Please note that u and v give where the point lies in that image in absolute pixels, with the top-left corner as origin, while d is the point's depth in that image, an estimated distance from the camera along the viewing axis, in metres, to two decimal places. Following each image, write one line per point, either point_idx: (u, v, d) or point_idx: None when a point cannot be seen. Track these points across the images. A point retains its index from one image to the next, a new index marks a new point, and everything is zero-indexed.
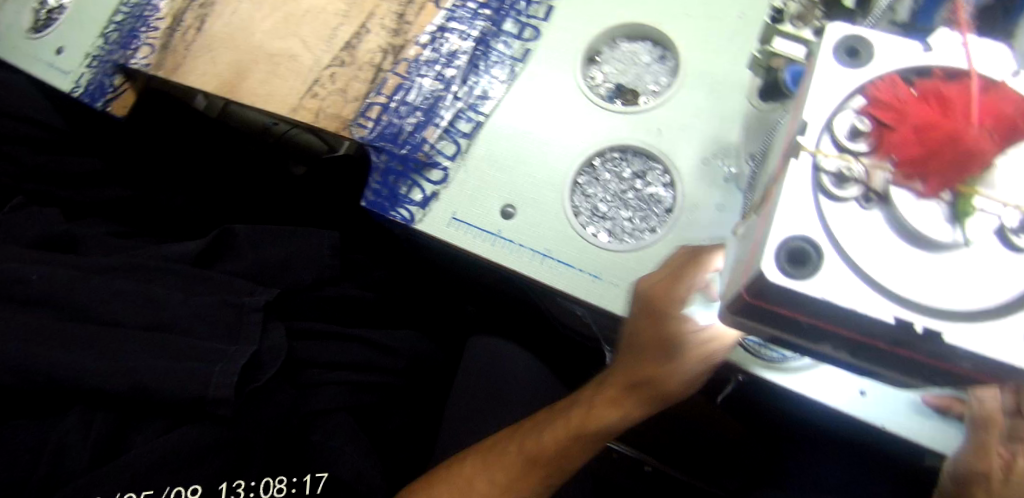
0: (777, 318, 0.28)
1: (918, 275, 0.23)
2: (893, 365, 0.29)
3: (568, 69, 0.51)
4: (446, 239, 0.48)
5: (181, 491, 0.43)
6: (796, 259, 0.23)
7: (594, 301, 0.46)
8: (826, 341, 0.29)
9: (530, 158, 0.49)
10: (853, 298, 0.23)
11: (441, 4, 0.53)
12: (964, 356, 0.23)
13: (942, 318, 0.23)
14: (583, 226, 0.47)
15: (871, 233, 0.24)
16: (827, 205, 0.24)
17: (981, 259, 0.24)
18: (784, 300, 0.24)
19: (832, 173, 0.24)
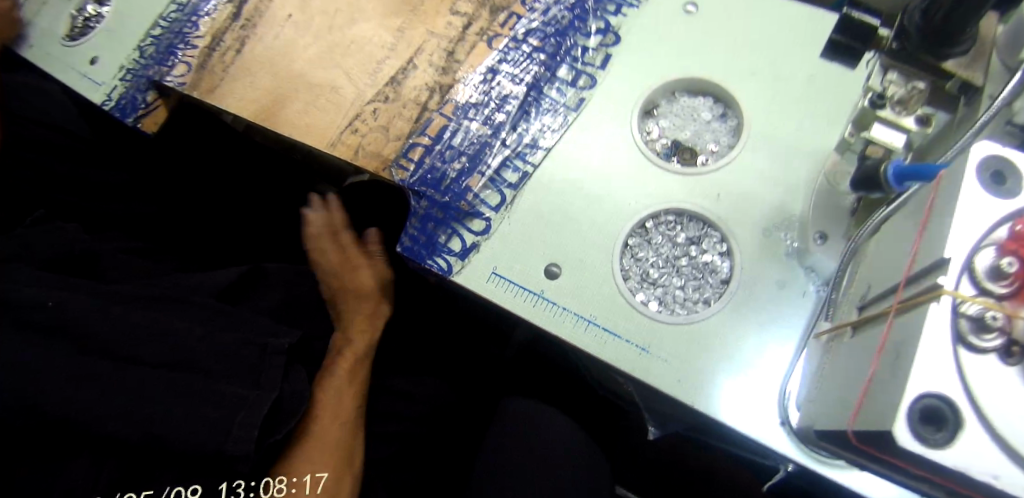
0: (879, 461, 0.24)
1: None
2: None
3: (623, 122, 0.48)
4: (483, 293, 0.45)
5: (182, 490, 0.45)
6: (927, 418, 0.20)
7: (641, 376, 0.42)
8: (927, 483, 0.25)
9: (580, 216, 0.46)
10: (991, 467, 0.20)
11: (493, 45, 0.51)
12: None
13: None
14: (632, 292, 0.44)
15: (1010, 390, 0.21)
16: (965, 356, 0.21)
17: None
18: (907, 457, 0.21)
19: (971, 317, 0.21)
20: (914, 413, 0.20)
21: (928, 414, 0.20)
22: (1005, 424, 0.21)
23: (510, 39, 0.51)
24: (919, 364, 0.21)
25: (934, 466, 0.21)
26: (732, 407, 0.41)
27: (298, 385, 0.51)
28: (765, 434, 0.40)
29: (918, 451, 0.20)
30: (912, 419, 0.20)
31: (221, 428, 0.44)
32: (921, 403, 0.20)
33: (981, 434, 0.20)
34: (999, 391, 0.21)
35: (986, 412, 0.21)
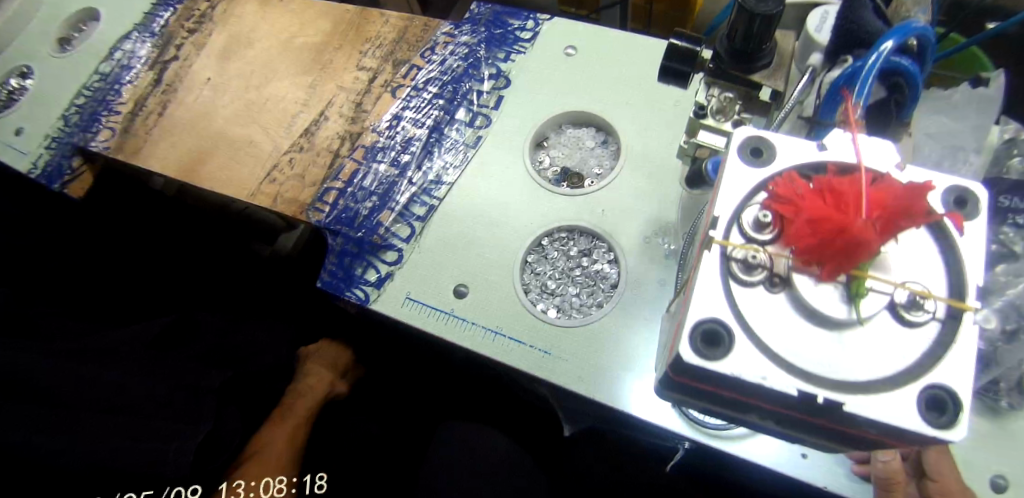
0: (711, 398, 0.28)
1: (839, 360, 0.22)
2: (815, 432, 0.26)
3: (517, 154, 0.54)
4: (401, 318, 0.49)
5: (182, 491, 0.50)
6: (700, 336, 0.22)
7: (545, 376, 0.46)
8: (753, 411, 0.27)
9: (484, 239, 0.51)
10: (762, 374, 0.22)
11: (397, 94, 0.57)
12: (867, 423, 0.22)
13: (867, 399, 0.21)
14: (533, 302, 0.49)
15: (777, 317, 0.23)
16: (735, 290, 0.23)
17: (887, 330, 0.23)
18: (698, 372, 0.24)
19: (739, 260, 0.24)
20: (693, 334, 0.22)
21: (703, 334, 0.22)
22: (778, 342, 0.22)
23: (412, 89, 0.57)
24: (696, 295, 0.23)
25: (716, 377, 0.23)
26: (633, 394, 0.45)
27: (233, 425, 0.54)
28: (657, 416, 0.44)
29: (694, 365, 0.22)
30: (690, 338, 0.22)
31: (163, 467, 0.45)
32: (700, 326, 0.23)
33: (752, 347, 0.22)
34: (769, 315, 0.23)
35: (756, 330, 0.23)
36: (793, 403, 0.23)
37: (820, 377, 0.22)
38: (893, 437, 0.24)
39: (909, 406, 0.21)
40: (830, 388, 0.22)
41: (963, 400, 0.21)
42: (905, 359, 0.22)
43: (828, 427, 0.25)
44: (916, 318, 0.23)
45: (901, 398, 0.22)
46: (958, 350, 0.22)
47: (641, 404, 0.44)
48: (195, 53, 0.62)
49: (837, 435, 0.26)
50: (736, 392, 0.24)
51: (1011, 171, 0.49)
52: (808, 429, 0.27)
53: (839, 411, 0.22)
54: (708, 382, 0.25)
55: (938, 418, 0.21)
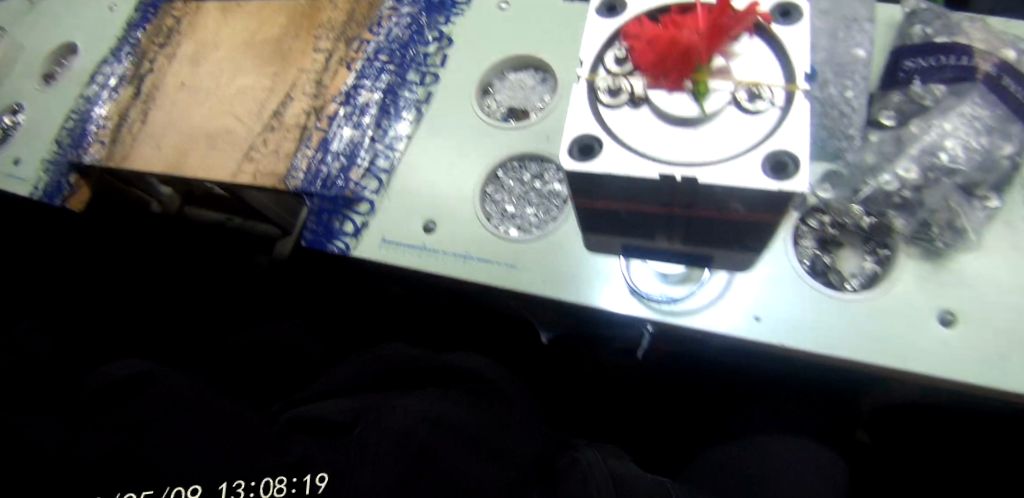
0: (635, 223, 0.38)
1: (690, 150, 0.31)
2: (705, 229, 0.36)
3: (466, 101, 0.58)
4: (380, 259, 0.54)
5: (181, 491, 0.42)
6: (582, 149, 0.31)
7: (515, 287, 0.50)
8: (657, 221, 0.37)
9: (442, 179, 0.55)
10: (630, 167, 0.30)
11: (351, 67, 0.62)
12: (719, 192, 0.30)
13: (715, 170, 0.30)
14: (496, 226, 0.53)
15: (639, 126, 0.32)
16: (605, 112, 0.33)
17: (733, 120, 0.31)
18: (603, 191, 0.34)
19: (606, 90, 0.33)
20: (572, 147, 0.31)
21: (583, 147, 0.31)
22: (644, 147, 0.31)
23: (365, 60, 0.62)
24: (574, 121, 0.32)
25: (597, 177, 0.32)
26: (598, 289, 0.49)
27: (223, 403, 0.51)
28: (620, 306, 0.48)
29: (576, 170, 0.31)
30: (570, 150, 0.31)
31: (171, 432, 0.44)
32: (578, 142, 0.32)
33: (618, 149, 0.31)
34: (636, 128, 0.32)
35: (624, 139, 0.31)
36: (660, 187, 0.31)
37: (677, 161, 0.31)
38: (759, 214, 0.33)
39: (752, 168, 0.29)
40: (685, 168, 0.30)
41: (799, 160, 0.28)
42: (751, 139, 0.30)
43: (715, 217, 0.35)
44: (753, 102, 0.31)
45: (747, 165, 0.29)
46: (789, 125, 0.30)
47: (607, 298, 0.49)
48: (168, 63, 0.68)
49: (723, 228, 0.36)
50: (637, 205, 0.35)
51: (913, 38, 0.53)
52: (711, 232, 0.37)
53: (700, 186, 0.31)
54: (618, 202, 0.35)
55: (779, 173, 0.28)
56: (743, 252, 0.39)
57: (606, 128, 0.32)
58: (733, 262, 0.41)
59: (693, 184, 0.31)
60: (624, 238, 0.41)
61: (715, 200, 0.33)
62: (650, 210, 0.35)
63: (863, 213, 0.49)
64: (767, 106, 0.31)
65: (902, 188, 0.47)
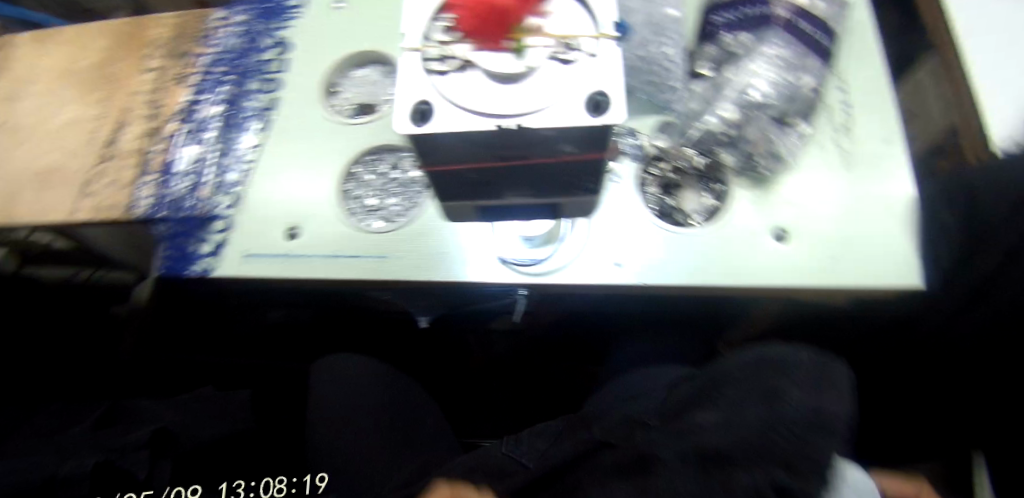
0: (481, 185, 0.37)
1: (516, 100, 0.32)
2: (547, 182, 0.38)
3: (311, 101, 0.56)
4: (244, 274, 0.51)
5: (181, 491, 0.55)
6: (420, 114, 0.32)
7: (388, 278, 0.50)
8: (502, 183, 0.37)
9: (297, 182, 0.53)
10: (465, 124, 0.31)
11: (186, 83, 0.59)
12: (548, 136, 0.32)
13: (540, 115, 0.31)
14: (359, 221, 0.52)
15: (473, 87, 0.32)
16: (437, 80, 0.33)
17: (552, 71, 0.32)
18: (445, 153, 0.34)
19: (436, 59, 0.33)
20: (410, 115, 0.32)
21: (420, 112, 0.32)
22: (474, 103, 0.32)
23: (202, 74, 0.59)
24: (407, 90, 0.32)
25: (440, 140, 0.32)
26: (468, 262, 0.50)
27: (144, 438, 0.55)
28: (493, 276, 0.49)
29: (415, 134, 0.31)
30: (409, 118, 0.31)
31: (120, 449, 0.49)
32: (415, 110, 0.32)
33: (452, 111, 0.32)
34: (466, 87, 0.32)
35: (455, 98, 0.32)
36: (499, 140, 0.32)
37: (506, 113, 0.31)
38: (588, 153, 0.35)
39: (574, 108, 0.31)
40: (514, 117, 0.31)
41: (611, 97, 0.31)
42: (569, 86, 0.32)
43: (551, 164, 0.35)
44: (567, 55, 0.33)
45: (571, 107, 0.31)
46: (602, 69, 0.32)
47: (484, 272, 0.49)
48: None
49: (561, 175, 0.37)
50: (478, 163, 0.35)
51: None
52: (552, 180, 0.38)
53: (532, 131, 0.32)
54: (460, 164, 0.35)
55: (597, 109, 0.31)
56: (587, 196, 0.40)
57: (438, 91, 0.32)
58: (580, 209, 0.42)
59: (524, 131, 0.32)
60: (479, 202, 0.40)
61: (547, 146, 0.34)
62: (491, 168, 0.35)
63: (695, 155, 0.53)
64: (579, 55, 0.33)
65: (725, 126, 0.52)
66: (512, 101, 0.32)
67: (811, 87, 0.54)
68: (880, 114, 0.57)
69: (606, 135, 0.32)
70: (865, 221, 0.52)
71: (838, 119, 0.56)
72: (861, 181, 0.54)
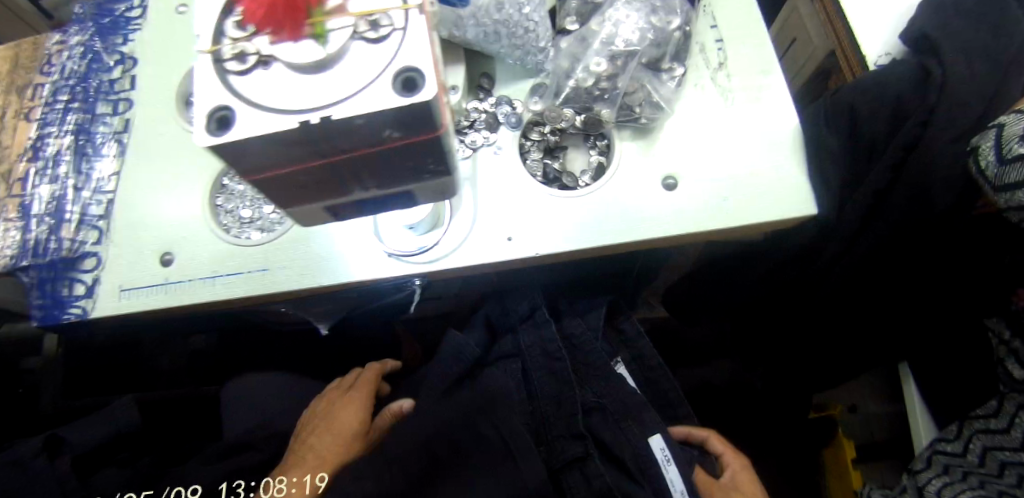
0: (317, 187, 0.32)
1: (324, 92, 0.27)
2: (391, 173, 0.32)
3: (167, 119, 0.54)
4: (123, 310, 0.49)
5: (181, 491, 0.44)
6: (218, 122, 0.28)
7: (272, 290, 0.48)
8: (341, 182, 0.32)
9: (167, 205, 0.51)
10: (266, 125, 0.27)
11: (31, 117, 0.55)
12: (364, 125, 0.27)
13: (347, 104, 0.27)
14: (235, 235, 0.50)
15: (279, 83, 0.28)
16: (236, 81, 0.29)
17: (361, 54, 0.28)
18: (258, 157, 0.29)
19: (233, 58, 0.29)
20: (206, 124, 0.27)
21: (218, 121, 0.28)
22: (278, 101, 0.27)
23: (45, 106, 0.55)
24: (200, 95, 0.28)
25: (245, 146, 0.28)
26: (354, 261, 0.48)
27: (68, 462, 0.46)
28: (382, 271, 0.48)
29: (213, 145, 0.27)
30: (205, 126, 0.27)
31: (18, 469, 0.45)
32: (213, 117, 0.28)
33: (250, 111, 0.27)
34: (268, 85, 0.28)
35: (256, 99, 0.28)
36: (313, 137, 0.28)
37: (314, 107, 0.27)
38: (418, 134, 0.29)
39: (383, 89, 0.27)
40: (321, 110, 0.27)
41: (423, 71, 0.27)
42: (378, 66, 0.28)
43: (380, 154, 0.30)
44: (377, 34, 0.28)
45: (379, 88, 0.27)
46: (413, 41, 0.28)
47: (372, 268, 0.48)
48: None
49: (397, 163, 0.31)
50: (295, 165, 0.30)
51: None
52: (392, 171, 0.32)
53: (342, 123, 0.27)
54: (280, 167, 0.30)
55: (410, 89, 0.27)
56: (438, 179, 0.34)
57: (238, 94, 0.28)
58: (438, 192, 0.36)
59: (334, 125, 0.27)
60: (325, 203, 0.34)
61: (369, 135, 0.29)
62: (316, 166, 0.30)
63: (574, 114, 0.52)
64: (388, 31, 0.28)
65: (599, 80, 0.51)
66: (319, 92, 0.27)
67: (678, 29, 0.53)
68: (753, 45, 0.56)
69: (431, 116, 0.28)
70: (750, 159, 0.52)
71: (713, 59, 0.56)
72: (744, 118, 0.54)
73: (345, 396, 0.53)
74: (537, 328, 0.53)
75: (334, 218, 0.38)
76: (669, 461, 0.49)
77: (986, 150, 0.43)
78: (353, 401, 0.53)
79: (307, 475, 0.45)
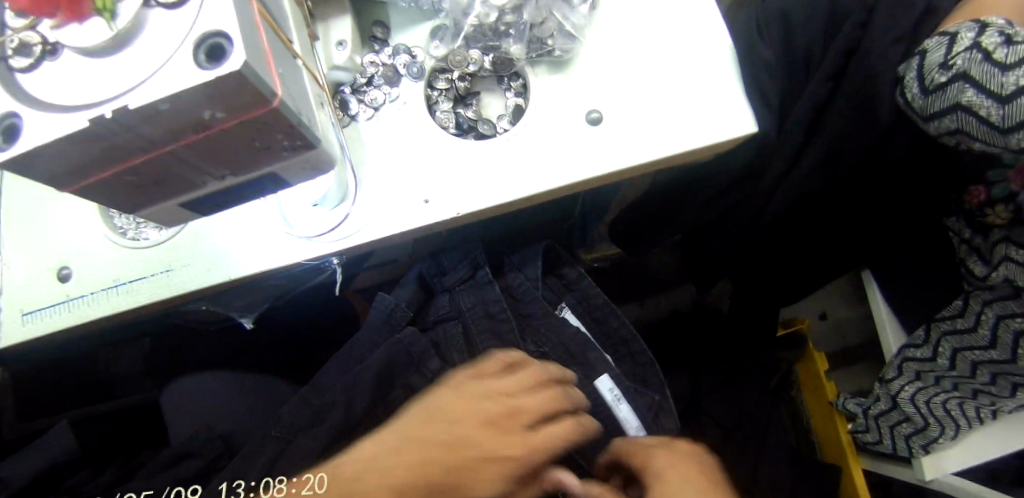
0: (159, 186, 0.27)
1: (118, 78, 0.23)
2: (237, 159, 0.27)
3: None
4: (29, 336, 0.45)
5: (182, 490, 0.43)
6: (5, 134, 0.24)
7: (182, 290, 0.44)
8: (183, 176, 0.27)
9: (56, 219, 0.47)
10: (54, 129, 0.23)
11: None
12: (172, 113, 0.23)
13: (140, 89, 0.22)
14: (132, 237, 0.46)
15: (70, 74, 0.24)
16: (25, 79, 0.25)
17: (158, 24, 0.23)
18: (66, 161, 0.24)
19: (20, 53, 0.25)
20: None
21: (4, 132, 0.24)
22: (67, 98, 0.23)
23: None
24: None
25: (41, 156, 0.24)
26: (262, 254, 0.44)
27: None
28: (293, 258, 0.44)
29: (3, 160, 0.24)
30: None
31: None
32: (2, 127, 0.24)
33: (34, 113, 0.24)
34: (60, 78, 0.24)
35: (49, 99, 0.24)
36: (115, 137, 0.23)
37: (106, 98, 0.23)
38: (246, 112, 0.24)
39: (181, 66, 0.22)
40: (113, 102, 0.22)
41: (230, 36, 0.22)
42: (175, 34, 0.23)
43: (211, 139, 0.25)
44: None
45: (177, 66, 0.22)
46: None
47: (286, 256, 0.44)
48: None
49: (240, 146, 0.26)
50: (113, 167, 0.25)
51: None
52: (241, 155, 0.27)
53: (142, 113, 0.22)
54: (101, 169, 0.25)
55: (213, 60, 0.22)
56: (304, 154, 0.29)
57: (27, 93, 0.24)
58: (310, 168, 0.31)
59: (135, 117, 0.22)
60: (178, 200, 0.30)
61: (185, 123, 0.24)
62: (143, 162, 0.25)
63: (480, 55, 0.48)
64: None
65: (504, 14, 0.46)
66: (114, 77, 0.23)
67: None
68: None
69: (255, 87, 0.23)
70: (677, 82, 0.48)
71: None
72: (671, 36, 0.49)
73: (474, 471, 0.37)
74: (477, 289, 0.50)
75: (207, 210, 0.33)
76: (619, 400, 0.47)
77: (964, 41, 0.38)
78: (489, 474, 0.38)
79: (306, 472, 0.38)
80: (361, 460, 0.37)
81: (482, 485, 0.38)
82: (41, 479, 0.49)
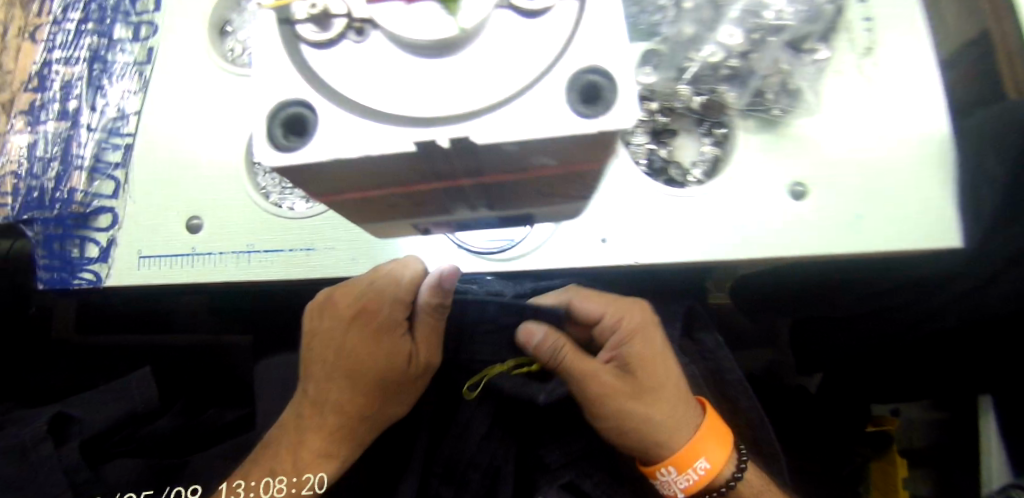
0: (413, 205, 0.24)
1: (462, 97, 0.17)
2: (515, 195, 0.24)
3: (196, 53, 0.45)
4: (142, 281, 0.42)
5: (181, 491, 0.42)
6: (291, 130, 0.18)
7: (319, 275, 0.41)
8: (448, 202, 0.25)
9: (196, 161, 0.43)
10: (369, 146, 0.17)
11: (37, 38, 0.46)
12: (518, 150, 0.18)
13: (499, 124, 0.17)
14: (276, 202, 0.42)
15: (388, 71, 0.18)
16: (311, 57, 0.18)
17: (524, 31, 0.17)
18: (341, 175, 0.20)
19: (308, 20, 0.18)
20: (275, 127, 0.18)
21: (288, 126, 0.18)
22: (379, 104, 0.17)
23: (53, 25, 0.46)
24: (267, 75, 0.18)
25: (329, 168, 0.19)
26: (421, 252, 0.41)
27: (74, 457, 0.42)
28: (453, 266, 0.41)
29: (285, 167, 0.18)
30: (274, 127, 0.18)
31: (21, 455, 0.41)
32: (286, 114, 0.18)
33: (337, 113, 0.18)
34: (370, 73, 0.18)
35: (347, 98, 0.18)
36: (431, 164, 0.19)
37: (438, 120, 0.17)
38: (575, 160, 0.21)
39: (560, 106, 0.17)
40: (458, 133, 0.17)
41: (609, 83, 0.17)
42: None
43: (519, 179, 0.21)
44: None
45: (551, 100, 0.17)
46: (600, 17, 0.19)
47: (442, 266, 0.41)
48: None
49: (526, 193, 0.23)
50: (396, 187, 0.21)
51: None
52: (520, 192, 0.24)
53: (484, 147, 0.18)
54: (374, 188, 0.22)
55: (595, 107, 0.17)
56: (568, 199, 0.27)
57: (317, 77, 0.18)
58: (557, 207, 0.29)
59: (471, 151, 0.18)
60: (414, 215, 0.27)
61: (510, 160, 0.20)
62: (426, 189, 0.22)
63: (692, 93, 0.43)
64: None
65: (729, 57, 0.41)
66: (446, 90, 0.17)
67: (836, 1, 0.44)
68: (909, 31, 0.46)
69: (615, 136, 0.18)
70: (890, 168, 0.44)
71: (859, 41, 0.46)
72: (893, 122, 0.44)
73: (383, 322, 0.42)
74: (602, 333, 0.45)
75: (415, 220, 0.30)
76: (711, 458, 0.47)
77: None
78: (388, 323, 0.42)
79: (304, 471, 0.41)
80: (332, 393, 0.42)
81: (399, 330, 0.42)
82: (118, 425, 0.46)
